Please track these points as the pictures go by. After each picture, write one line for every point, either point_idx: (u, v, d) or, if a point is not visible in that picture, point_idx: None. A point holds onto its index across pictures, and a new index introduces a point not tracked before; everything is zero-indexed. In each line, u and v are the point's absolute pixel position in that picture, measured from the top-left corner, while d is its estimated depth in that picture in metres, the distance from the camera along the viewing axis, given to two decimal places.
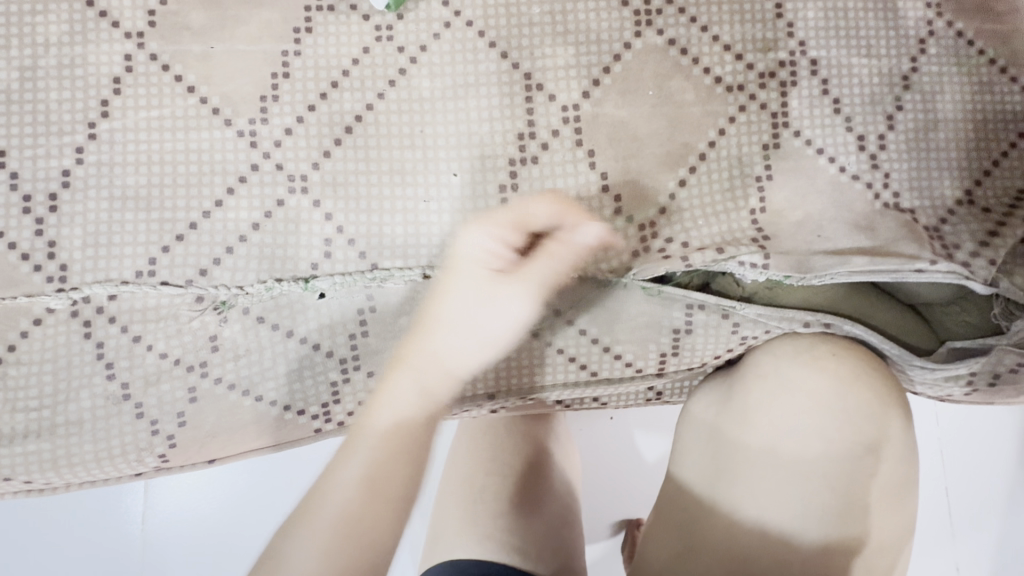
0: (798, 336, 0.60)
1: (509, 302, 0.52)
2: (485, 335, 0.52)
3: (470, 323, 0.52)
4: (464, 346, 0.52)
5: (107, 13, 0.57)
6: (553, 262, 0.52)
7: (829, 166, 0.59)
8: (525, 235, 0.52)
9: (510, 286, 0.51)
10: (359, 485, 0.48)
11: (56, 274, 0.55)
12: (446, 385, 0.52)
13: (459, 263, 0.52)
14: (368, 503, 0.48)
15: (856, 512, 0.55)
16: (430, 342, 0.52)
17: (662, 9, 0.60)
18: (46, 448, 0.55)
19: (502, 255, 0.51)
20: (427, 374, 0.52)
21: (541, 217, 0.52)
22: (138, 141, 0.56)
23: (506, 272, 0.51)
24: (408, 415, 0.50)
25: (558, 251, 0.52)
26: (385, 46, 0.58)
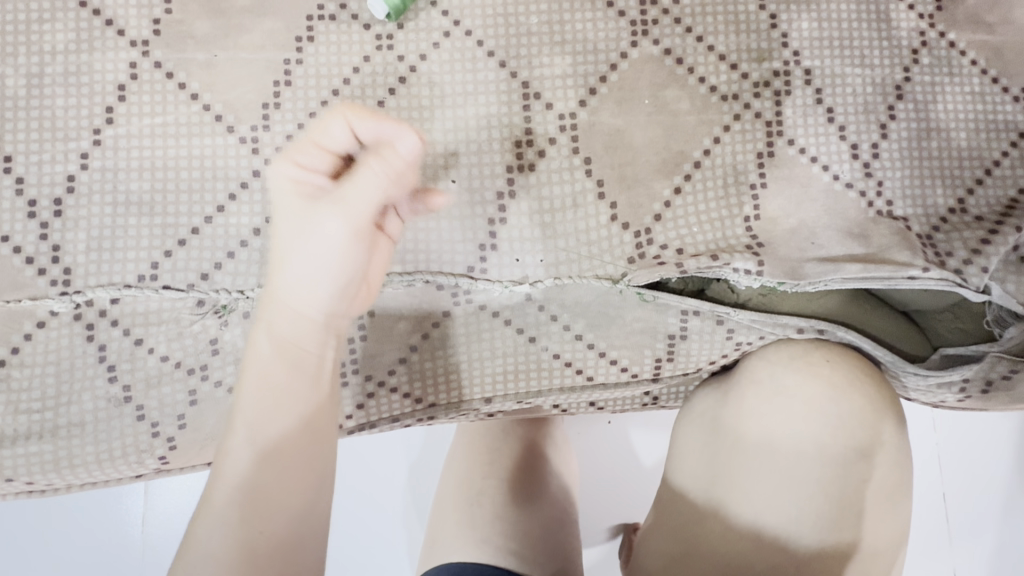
0: (792, 342, 0.60)
1: (330, 227, 0.41)
2: (330, 272, 0.42)
3: (304, 261, 0.42)
4: (309, 286, 0.42)
5: (113, 21, 0.58)
6: (373, 173, 0.40)
7: (823, 175, 0.60)
8: (341, 155, 0.43)
9: (326, 208, 0.41)
10: (248, 463, 0.42)
11: (60, 277, 0.56)
12: (306, 335, 0.43)
13: (275, 197, 0.43)
14: (264, 479, 0.42)
15: (848, 517, 0.55)
16: (276, 287, 0.43)
17: (658, 19, 0.61)
18: (49, 450, 0.55)
19: (309, 178, 0.42)
20: (287, 335, 0.43)
21: (338, 131, 0.41)
22: (142, 147, 0.57)
23: (321, 195, 0.42)
24: (273, 373, 0.43)
25: (375, 162, 0.40)
26: (385, 55, 0.59)
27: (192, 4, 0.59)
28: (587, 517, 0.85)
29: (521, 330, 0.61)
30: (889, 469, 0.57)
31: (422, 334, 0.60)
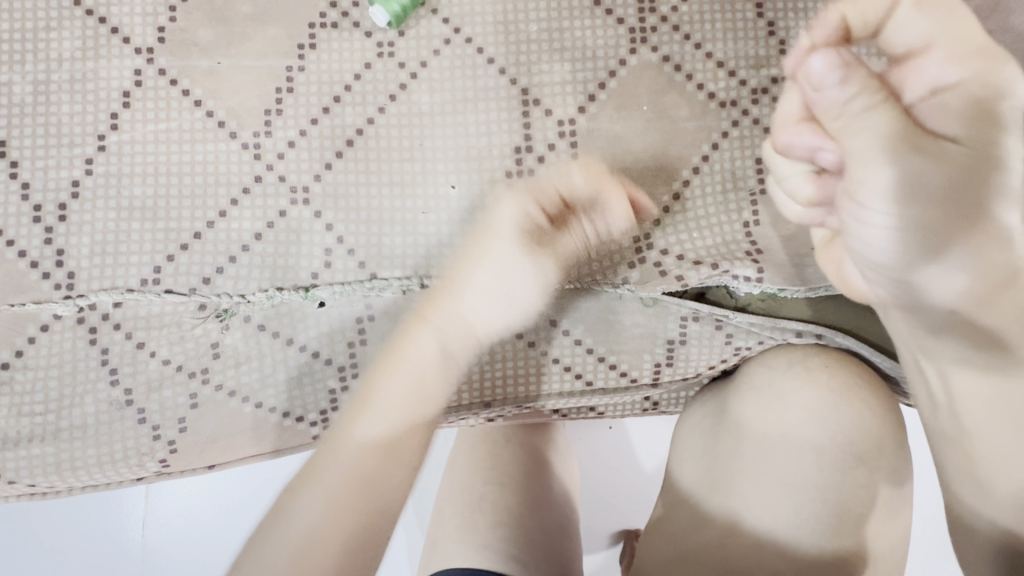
0: (792, 348, 0.61)
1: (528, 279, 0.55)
2: (505, 295, 0.55)
3: (491, 290, 0.55)
4: (484, 310, 0.55)
5: (119, 29, 0.59)
6: (580, 231, 0.56)
7: None
8: (559, 201, 0.55)
9: (541, 254, 0.55)
10: (375, 445, 0.50)
11: (64, 281, 0.57)
12: (464, 345, 0.55)
13: (494, 229, 0.55)
14: (378, 463, 0.50)
15: (851, 524, 0.55)
16: (442, 310, 0.54)
17: (657, 27, 0.61)
18: (50, 452, 0.56)
19: (537, 219, 0.55)
20: (453, 329, 0.54)
21: (579, 186, 0.55)
22: (146, 153, 0.58)
23: (541, 242, 0.55)
24: (428, 368, 0.53)
25: (585, 220, 0.56)
26: (386, 62, 0.60)
27: (196, 12, 0.59)
28: (589, 522, 0.85)
29: (522, 335, 0.61)
30: (891, 477, 0.57)
31: None
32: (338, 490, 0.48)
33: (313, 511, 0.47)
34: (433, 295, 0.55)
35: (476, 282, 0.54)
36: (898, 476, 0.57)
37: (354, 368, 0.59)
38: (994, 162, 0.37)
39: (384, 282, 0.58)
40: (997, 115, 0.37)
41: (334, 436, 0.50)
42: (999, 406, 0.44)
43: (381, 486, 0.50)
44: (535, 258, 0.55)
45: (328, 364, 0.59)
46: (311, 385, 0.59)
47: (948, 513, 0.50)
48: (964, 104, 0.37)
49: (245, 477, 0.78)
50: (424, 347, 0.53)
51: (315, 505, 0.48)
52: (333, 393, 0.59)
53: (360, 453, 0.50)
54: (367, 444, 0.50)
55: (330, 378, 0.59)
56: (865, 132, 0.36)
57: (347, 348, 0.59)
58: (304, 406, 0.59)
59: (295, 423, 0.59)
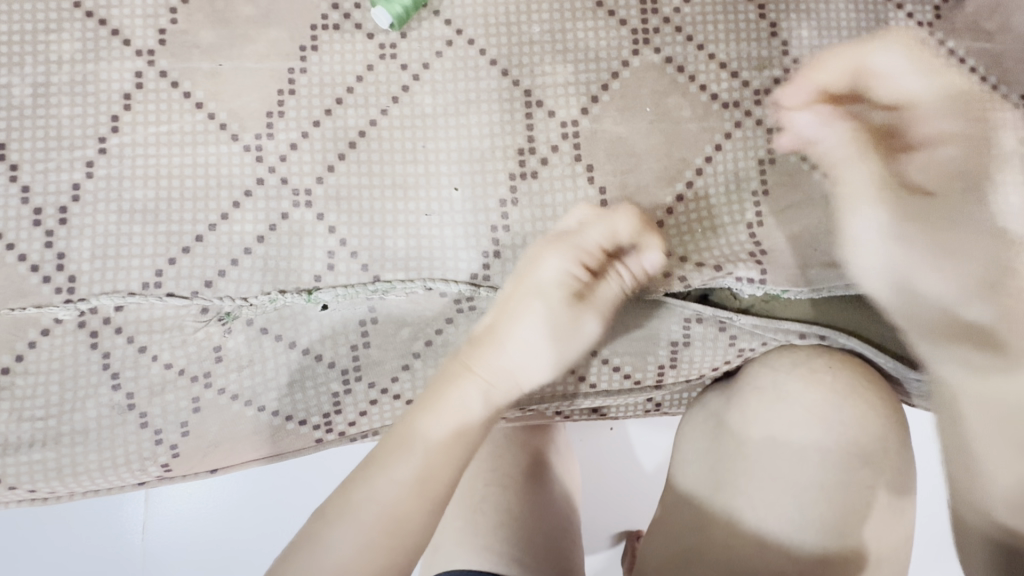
0: (796, 348, 0.61)
1: (581, 328, 0.54)
2: (547, 350, 0.53)
3: (534, 347, 0.53)
4: (526, 362, 0.52)
5: (119, 31, 0.59)
6: (618, 283, 0.55)
7: (824, 181, 0.60)
8: (601, 252, 0.54)
9: (582, 310, 0.53)
10: (412, 483, 0.47)
11: (65, 285, 0.56)
12: (509, 394, 0.52)
13: (535, 283, 0.53)
14: (415, 499, 0.47)
15: (854, 524, 0.55)
16: (486, 360, 0.52)
17: (659, 28, 0.61)
18: (52, 457, 0.55)
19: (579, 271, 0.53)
20: (499, 380, 0.52)
21: (622, 234, 0.54)
22: (147, 155, 0.58)
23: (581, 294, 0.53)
24: (471, 417, 0.50)
25: (623, 272, 0.55)
26: (388, 63, 0.60)
27: (198, 14, 0.59)
28: (590, 524, 0.85)
29: None
30: (893, 478, 0.57)
31: (424, 341, 0.59)
32: (373, 525, 0.46)
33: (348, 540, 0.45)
34: (475, 342, 0.53)
35: (519, 337, 0.52)
36: (900, 475, 0.57)
37: (357, 370, 0.59)
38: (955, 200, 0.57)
39: (388, 284, 0.58)
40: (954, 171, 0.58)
41: (368, 468, 0.48)
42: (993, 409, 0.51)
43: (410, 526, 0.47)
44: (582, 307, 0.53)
45: (331, 367, 0.59)
46: (314, 388, 0.59)
47: None
48: (931, 175, 0.57)
49: (245, 479, 0.78)
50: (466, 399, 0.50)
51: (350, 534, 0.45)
52: (336, 395, 0.59)
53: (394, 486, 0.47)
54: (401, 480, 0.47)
55: (334, 381, 0.59)
56: (856, 181, 0.58)
57: (349, 350, 0.59)
58: (307, 409, 0.59)
59: (297, 426, 0.59)
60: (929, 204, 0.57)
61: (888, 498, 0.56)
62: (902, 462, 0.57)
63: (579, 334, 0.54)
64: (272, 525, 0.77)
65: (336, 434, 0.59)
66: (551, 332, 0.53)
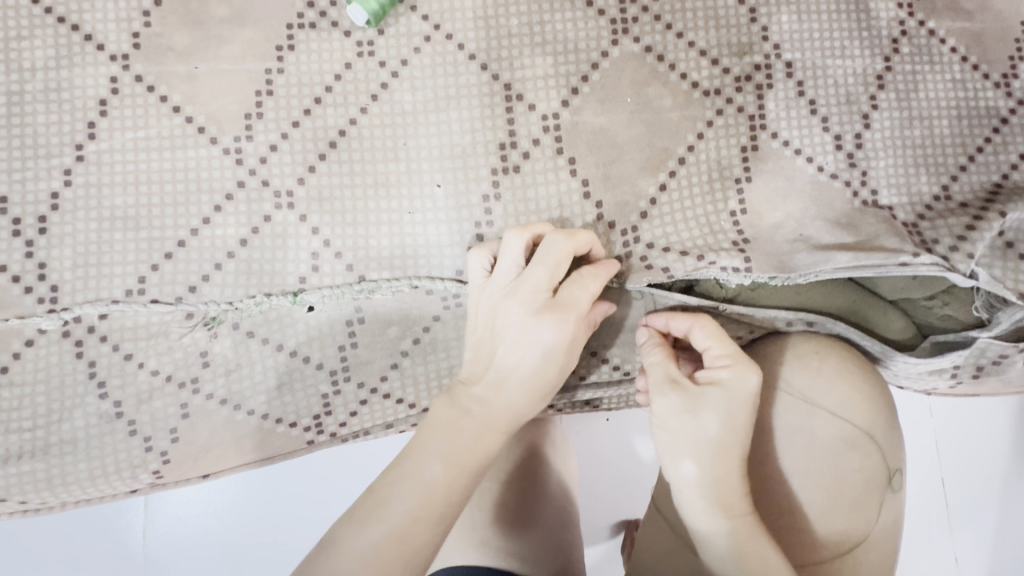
0: (699, 317, 0.57)
1: (543, 332, 0.52)
2: (534, 351, 0.52)
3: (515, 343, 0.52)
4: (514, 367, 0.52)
5: (92, 36, 0.58)
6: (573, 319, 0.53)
7: (807, 167, 0.60)
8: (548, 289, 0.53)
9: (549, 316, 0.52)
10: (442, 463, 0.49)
11: (47, 295, 0.55)
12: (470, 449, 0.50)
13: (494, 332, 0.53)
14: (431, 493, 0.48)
15: (723, 511, 0.52)
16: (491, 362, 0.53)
17: (638, 17, 0.61)
18: (41, 468, 0.55)
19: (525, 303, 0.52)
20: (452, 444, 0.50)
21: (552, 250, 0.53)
22: (125, 161, 0.57)
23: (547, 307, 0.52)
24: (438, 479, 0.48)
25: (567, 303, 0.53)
26: (366, 61, 0.59)
27: (172, 16, 0.58)
28: (590, 513, 0.85)
29: None
30: (732, 460, 0.53)
31: (412, 339, 0.61)
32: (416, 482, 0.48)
33: (394, 521, 0.46)
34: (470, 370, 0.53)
35: (505, 332, 0.52)
36: (729, 458, 0.53)
37: (346, 371, 0.60)
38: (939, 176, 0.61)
39: (373, 284, 0.58)
40: (938, 150, 0.61)
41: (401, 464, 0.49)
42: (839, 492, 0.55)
43: (462, 492, 0.49)
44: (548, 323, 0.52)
45: (319, 368, 0.59)
46: (303, 390, 0.59)
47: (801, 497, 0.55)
48: (922, 153, 0.61)
49: (246, 485, 0.78)
50: (572, 289, 0.53)
51: (436, 458, 0.49)
52: (326, 397, 0.59)
53: (463, 442, 0.50)
54: (473, 435, 0.51)
55: (323, 382, 0.59)
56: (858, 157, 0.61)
57: (337, 352, 0.59)
58: (296, 411, 0.59)
59: (288, 428, 0.59)
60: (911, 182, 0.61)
61: (729, 486, 0.53)
62: (729, 444, 0.53)
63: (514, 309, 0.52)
64: (272, 529, 0.77)
65: (328, 435, 0.60)
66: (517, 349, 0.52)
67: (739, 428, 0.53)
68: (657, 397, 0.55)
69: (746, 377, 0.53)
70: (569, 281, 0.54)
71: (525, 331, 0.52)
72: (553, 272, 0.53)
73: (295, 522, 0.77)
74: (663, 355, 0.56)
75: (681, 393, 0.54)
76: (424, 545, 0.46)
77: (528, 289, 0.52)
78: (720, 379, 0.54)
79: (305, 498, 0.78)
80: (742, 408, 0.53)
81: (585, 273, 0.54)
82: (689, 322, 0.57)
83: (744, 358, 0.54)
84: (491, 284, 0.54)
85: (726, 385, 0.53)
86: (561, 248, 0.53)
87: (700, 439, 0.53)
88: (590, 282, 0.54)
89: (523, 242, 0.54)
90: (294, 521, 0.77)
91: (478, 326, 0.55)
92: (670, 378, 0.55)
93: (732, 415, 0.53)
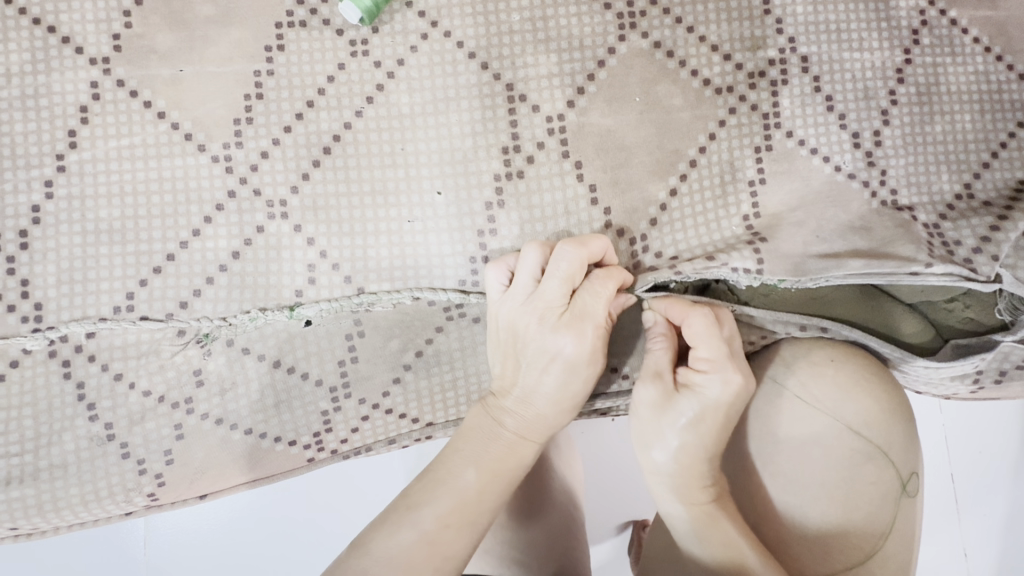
0: (689, 312, 0.53)
1: (562, 344, 0.52)
2: (556, 363, 0.52)
3: (539, 351, 0.52)
4: (539, 379, 0.52)
5: (70, 38, 0.55)
6: (591, 323, 0.52)
7: (823, 167, 0.58)
8: (567, 296, 0.52)
9: (563, 329, 0.51)
10: (477, 469, 0.51)
11: (31, 313, 0.53)
12: (503, 460, 0.52)
13: (512, 342, 0.54)
14: (463, 497, 0.50)
15: (701, 513, 0.52)
16: (513, 373, 0.54)
17: (646, 11, 0.58)
18: (31, 494, 0.53)
19: (540, 315, 0.52)
20: (485, 456, 0.52)
21: (560, 263, 0.51)
22: (110, 171, 0.54)
23: (563, 320, 0.52)
24: (470, 486, 0.50)
25: (576, 314, 0.52)
26: (360, 61, 0.56)
27: (154, 16, 0.55)
28: (594, 513, 0.83)
29: None
30: (699, 456, 0.52)
31: (415, 352, 0.58)
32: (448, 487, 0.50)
33: (424, 525, 0.48)
34: (498, 381, 0.55)
35: (527, 345, 0.53)
36: (693, 454, 0.52)
37: (346, 387, 0.57)
38: (962, 174, 0.58)
39: (373, 296, 0.56)
40: (959, 146, 0.58)
41: (433, 480, 0.51)
42: (854, 497, 0.55)
43: (493, 500, 0.51)
44: (566, 331, 0.52)
45: (318, 385, 0.57)
46: (302, 408, 0.57)
47: (814, 502, 0.55)
48: (944, 148, 0.58)
49: (242, 504, 0.76)
50: (584, 299, 0.52)
51: (468, 464, 0.51)
52: (326, 414, 0.57)
53: (494, 452, 0.52)
54: (505, 448, 0.52)
55: (322, 400, 0.57)
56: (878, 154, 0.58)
57: (336, 367, 0.57)
58: (296, 429, 0.57)
59: (287, 447, 0.57)
60: (933, 181, 0.58)
61: (692, 479, 0.52)
62: (695, 444, 0.52)
63: (529, 323, 0.52)
64: (270, 546, 0.75)
65: (328, 452, 0.58)
66: (540, 360, 0.52)
67: (711, 430, 0.52)
68: (638, 386, 0.54)
69: (722, 382, 0.51)
70: (581, 288, 0.52)
71: (545, 347, 0.52)
72: (569, 285, 0.51)
73: (296, 532, 0.76)
74: (660, 347, 0.54)
75: (657, 388, 0.53)
76: (454, 549, 0.48)
77: (544, 306, 0.52)
78: (696, 381, 0.52)
79: (304, 511, 0.76)
80: (717, 413, 0.51)
81: (596, 278, 0.52)
82: (682, 314, 0.54)
83: (725, 362, 0.52)
84: (509, 300, 0.53)
85: (701, 388, 0.52)
86: (573, 259, 0.51)
87: (669, 433, 0.52)
88: (602, 288, 0.52)
89: (539, 256, 0.52)
90: (292, 536, 0.76)
91: (499, 337, 0.54)
92: (656, 371, 0.54)
93: (704, 417, 0.51)
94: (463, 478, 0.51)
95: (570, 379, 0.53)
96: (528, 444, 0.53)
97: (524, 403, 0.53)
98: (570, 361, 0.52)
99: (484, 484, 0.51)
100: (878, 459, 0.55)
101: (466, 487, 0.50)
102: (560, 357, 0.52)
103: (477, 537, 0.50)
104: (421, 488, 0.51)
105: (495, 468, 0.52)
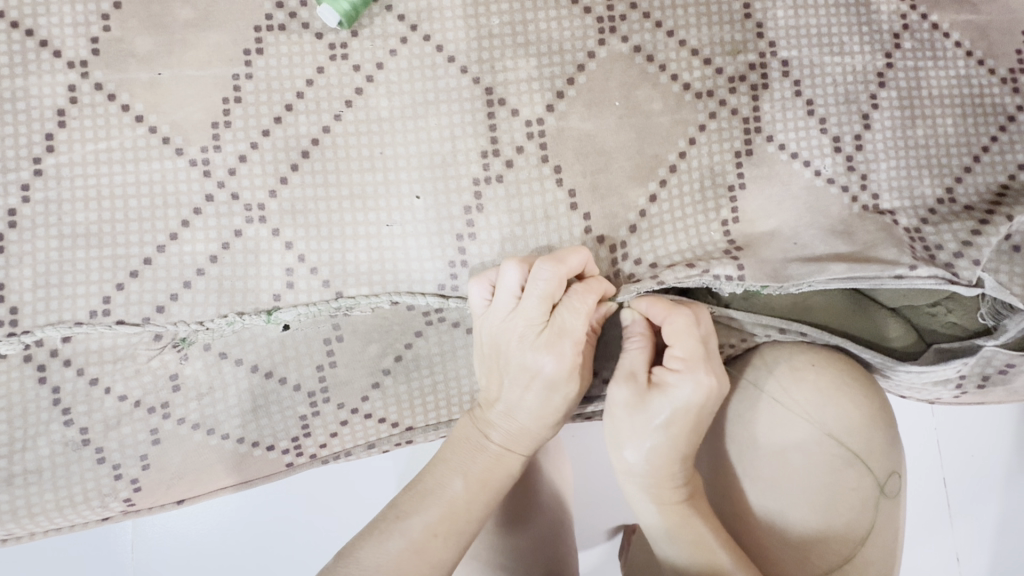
0: (673, 312, 0.53)
1: (541, 361, 0.51)
2: (536, 380, 0.52)
3: (519, 368, 0.52)
4: (520, 395, 0.52)
5: (48, 42, 0.54)
6: (569, 339, 0.51)
7: (804, 171, 0.57)
8: (547, 312, 0.52)
9: (541, 347, 0.51)
10: (463, 480, 0.51)
11: (6, 317, 0.53)
12: (489, 472, 0.52)
13: (495, 357, 0.53)
14: (451, 506, 0.50)
15: (681, 522, 0.52)
16: (496, 388, 0.54)
17: (626, 15, 0.58)
18: (4, 500, 0.53)
19: (521, 332, 0.52)
20: (471, 467, 0.52)
21: (538, 281, 0.50)
22: (87, 175, 0.54)
23: (543, 337, 0.52)
24: (458, 496, 0.51)
25: (555, 330, 0.52)
26: (340, 64, 0.56)
27: (132, 19, 0.55)
28: (582, 517, 0.83)
29: None
30: (671, 457, 0.52)
31: (394, 356, 0.58)
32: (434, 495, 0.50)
33: (412, 533, 0.48)
34: (484, 395, 0.55)
35: (507, 362, 0.53)
36: (666, 455, 0.52)
37: (324, 392, 0.57)
38: (943, 178, 0.58)
39: (352, 300, 0.55)
40: (940, 151, 0.58)
41: (421, 489, 0.51)
42: (834, 502, 0.54)
43: (481, 510, 0.51)
44: (545, 348, 0.51)
45: (297, 390, 0.57)
46: (280, 412, 0.57)
47: (795, 506, 0.55)
48: (925, 153, 0.58)
49: (226, 507, 0.75)
50: (563, 315, 0.51)
51: (456, 474, 0.52)
52: (304, 419, 0.57)
53: (481, 462, 0.52)
54: (492, 460, 0.52)
55: (301, 405, 0.57)
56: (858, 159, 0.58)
57: (315, 371, 0.57)
58: (274, 434, 0.57)
59: (265, 452, 0.57)
60: (914, 186, 0.58)
61: (664, 478, 0.52)
62: (667, 444, 0.52)
63: (510, 339, 0.52)
64: (254, 549, 0.75)
65: (307, 457, 0.57)
66: (519, 376, 0.52)
67: (682, 432, 0.52)
68: (613, 385, 0.54)
69: (694, 384, 0.51)
70: (561, 304, 0.52)
71: (525, 364, 0.52)
72: (548, 302, 0.51)
73: (280, 536, 0.75)
74: (636, 346, 0.54)
75: (632, 386, 0.53)
76: (441, 557, 0.48)
77: (524, 323, 0.52)
78: (669, 381, 0.52)
79: (289, 514, 0.75)
80: (688, 416, 0.51)
81: (576, 293, 0.52)
82: (663, 314, 0.53)
83: (698, 365, 0.51)
84: (489, 316, 0.53)
85: (673, 389, 0.51)
86: (551, 278, 0.50)
87: (643, 433, 0.52)
88: (581, 303, 0.51)
89: (518, 273, 0.51)
90: (276, 539, 0.75)
91: (484, 351, 0.54)
92: (630, 370, 0.53)
93: (676, 419, 0.51)
94: (450, 488, 0.51)
95: (550, 395, 0.52)
96: (513, 458, 0.53)
97: (508, 417, 0.53)
98: (550, 377, 0.52)
99: (471, 493, 0.51)
100: (858, 464, 0.55)
101: (454, 497, 0.50)
102: (540, 373, 0.52)
103: (465, 547, 0.50)
104: (410, 496, 0.51)
105: (483, 478, 0.52)
